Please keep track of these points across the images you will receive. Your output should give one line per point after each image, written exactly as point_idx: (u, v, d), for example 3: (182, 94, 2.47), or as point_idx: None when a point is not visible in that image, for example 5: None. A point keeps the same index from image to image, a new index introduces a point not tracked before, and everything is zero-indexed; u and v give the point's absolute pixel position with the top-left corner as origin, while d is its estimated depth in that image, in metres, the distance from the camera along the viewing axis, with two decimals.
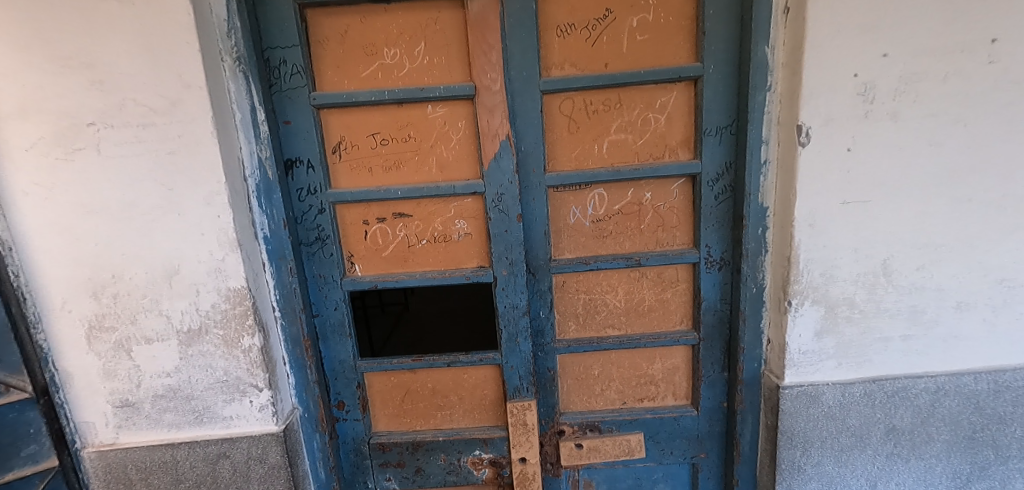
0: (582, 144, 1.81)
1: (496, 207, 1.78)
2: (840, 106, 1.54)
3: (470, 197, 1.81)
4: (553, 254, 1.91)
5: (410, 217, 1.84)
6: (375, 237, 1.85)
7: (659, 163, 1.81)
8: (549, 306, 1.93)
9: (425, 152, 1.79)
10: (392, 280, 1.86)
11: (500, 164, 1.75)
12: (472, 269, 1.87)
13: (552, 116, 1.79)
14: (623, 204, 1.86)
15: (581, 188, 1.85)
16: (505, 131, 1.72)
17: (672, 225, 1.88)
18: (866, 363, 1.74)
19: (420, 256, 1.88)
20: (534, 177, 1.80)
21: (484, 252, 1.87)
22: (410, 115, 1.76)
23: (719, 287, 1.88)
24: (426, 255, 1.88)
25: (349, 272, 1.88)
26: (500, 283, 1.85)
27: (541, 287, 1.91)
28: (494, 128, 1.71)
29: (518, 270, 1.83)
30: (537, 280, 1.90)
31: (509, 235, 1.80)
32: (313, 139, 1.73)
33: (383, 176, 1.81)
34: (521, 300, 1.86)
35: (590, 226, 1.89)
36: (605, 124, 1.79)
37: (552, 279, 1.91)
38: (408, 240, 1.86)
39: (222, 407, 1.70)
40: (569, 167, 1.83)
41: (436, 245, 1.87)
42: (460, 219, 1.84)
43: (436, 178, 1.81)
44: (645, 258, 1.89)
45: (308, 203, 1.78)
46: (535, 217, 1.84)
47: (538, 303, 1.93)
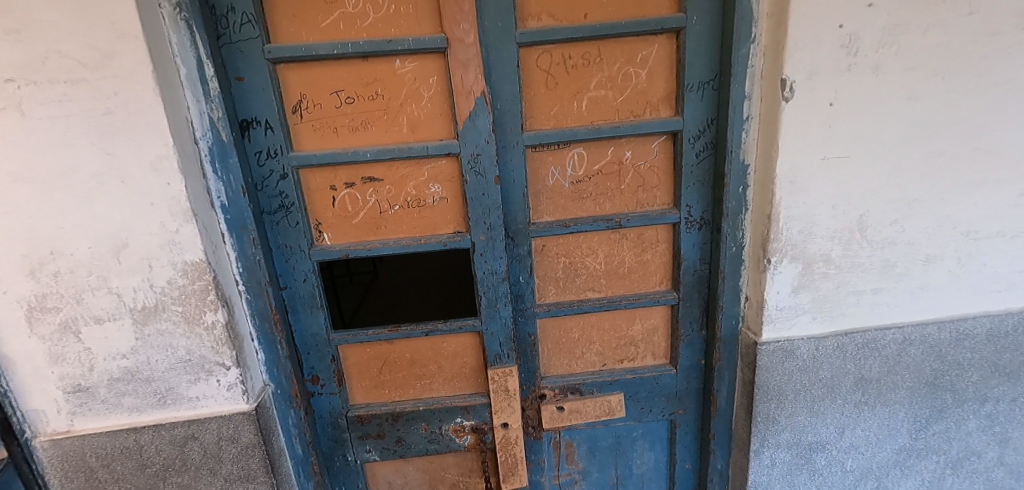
0: (561, 101, 1.73)
1: (472, 169, 1.69)
2: (824, 58, 1.51)
3: (444, 160, 1.71)
4: (532, 217, 1.85)
5: (381, 181, 1.73)
6: (343, 204, 1.74)
7: (640, 120, 1.75)
8: (529, 271, 1.89)
9: (394, 111, 1.67)
10: (364, 249, 1.77)
11: (475, 123, 1.65)
12: (448, 234, 1.79)
13: (529, 72, 1.69)
14: (603, 163, 1.81)
15: (560, 147, 1.78)
16: (481, 88, 1.61)
17: (653, 185, 1.84)
18: (839, 317, 1.78)
19: (393, 222, 1.78)
20: (511, 136, 1.72)
21: (460, 217, 1.79)
22: (377, 69, 1.62)
23: (698, 247, 1.87)
24: (399, 221, 1.78)
25: (317, 242, 1.77)
26: (478, 248, 1.78)
27: (521, 251, 1.86)
28: (468, 84, 1.61)
29: (497, 234, 1.77)
30: (516, 245, 1.84)
31: (487, 198, 1.72)
32: (270, 98, 1.58)
33: (350, 137, 1.68)
34: (500, 265, 1.81)
35: (570, 188, 1.83)
36: (584, 80, 1.71)
37: (532, 243, 1.86)
38: (380, 206, 1.76)
39: (187, 388, 1.60)
40: (548, 126, 1.76)
41: (410, 210, 1.77)
42: (435, 182, 1.74)
43: (408, 139, 1.70)
44: (627, 220, 1.85)
45: (268, 168, 1.65)
46: (513, 179, 1.77)
47: (517, 268, 1.88)
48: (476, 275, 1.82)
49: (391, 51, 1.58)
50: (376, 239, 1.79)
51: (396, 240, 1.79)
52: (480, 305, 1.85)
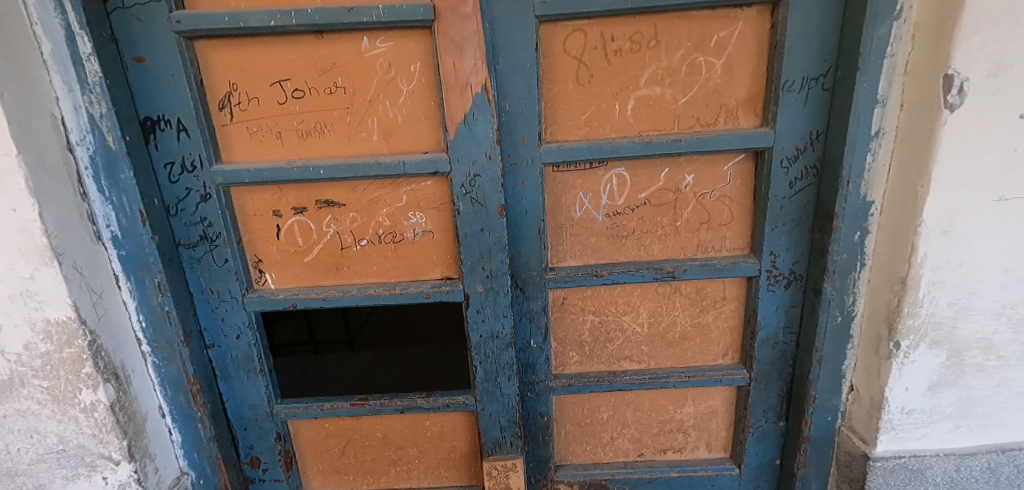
0: (597, 102, 1.22)
1: (466, 195, 1.19)
2: (1020, 44, 0.95)
3: (429, 181, 1.22)
4: (550, 261, 1.34)
5: (341, 208, 1.25)
6: (291, 236, 1.28)
7: (709, 132, 1.22)
8: (543, 333, 1.38)
9: (360, 110, 1.18)
10: (318, 298, 1.30)
11: (473, 130, 1.15)
12: (433, 281, 1.31)
13: (553, 59, 1.18)
14: (652, 191, 1.30)
15: (594, 166, 1.27)
16: (481, 80, 1.11)
17: (721, 222, 1.31)
18: (995, 427, 1.22)
19: (359, 263, 1.30)
20: (525, 149, 1.22)
21: (451, 259, 1.30)
22: (334, 51, 1.14)
23: (783, 312, 1.33)
24: (367, 261, 1.30)
25: (257, 285, 1.31)
26: (473, 304, 1.29)
27: (533, 307, 1.35)
28: (464, 75, 1.11)
29: (499, 286, 1.27)
30: (526, 299, 1.35)
31: (487, 236, 1.23)
32: (183, 87, 1.12)
33: (299, 145, 1.20)
34: (504, 327, 1.31)
35: (604, 222, 1.33)
36: (632, 72, 1.20)
37: (548, 297, 1.36)
38: (341, 240, 1.28)
39: (64, 485, 1.16)
40: (577, 136, 1.25)
41: (382, 247, 1.29)
42: (416, 210, 1.25)
43: (379, 150, 1.21)
44: (684, 271, 1.33)
45: (183, 185, 1.19)
46: (524, 210, 1.26)
47: (527, 329, 1.38)
48: (469, 339, 1.33)
49: (354, 24, 1.09)
50: (336, 284, 1.32)
51: (363, 286, 1.31)
52: (475, 378, 1.36)
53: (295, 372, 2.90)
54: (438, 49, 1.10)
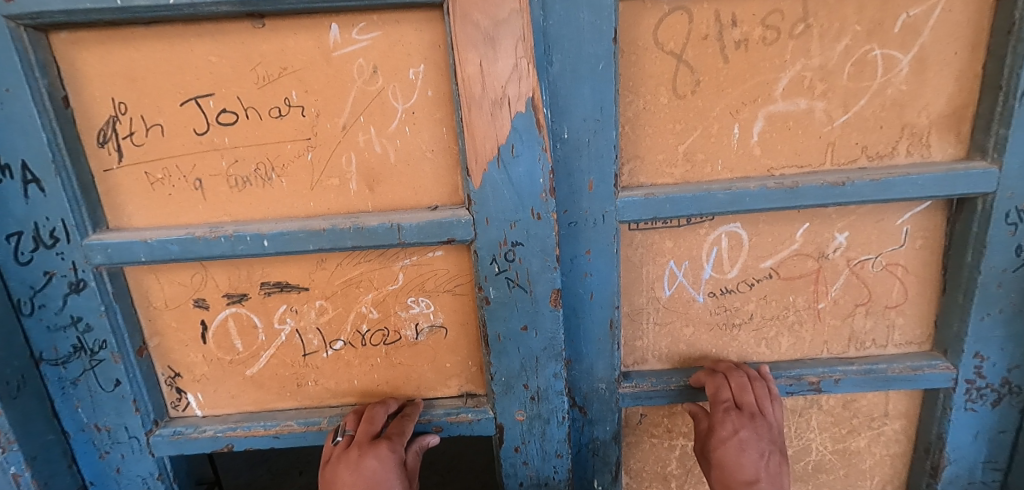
0: (704, 124, 0.78)
1: (502, 277, 0.73)
2: None
3: (440, 251, 0.76)
4: (624, 361, 0.90)
5: (302, 294, 0.79)
6: (223, 338, 0.82)
7: (888, 169, 0.77)
8: (613, 471, 0.92)
9: (329, 142, 0.72)
10: (267, 435, 0.85)
11: (512, 173, 0.68)
12: (445, 400, 0.86)
13: (638, 56, 0.74)
14: (783, 258, 0.84)
15: (694, 222, 0.81)
16: (527, 92, 0.65)
17: (888, 304, 0.86)
18: None
19: (332, 378, 0.85)
20: (592, 201, 0.76)
21: (475, 368, 0.84)
22: (282, 48, 0.68)
23: (984, 442, 0.87)
24: (343, 374, 0.85)
25: (174, 411, 0.87)
26: (512, 437, 0.84)
27: (598, 436, 0.89)
28: (501, 83, 0.65)
29: (550, 413, 0.82)
30: (588, 424, 0.89)
31: (532, 338, 0.77)
32: (25, 110, 0.65)
33: (230, 200, 0.75)
34: (556, 469, 0.86)
35: (705, 305, 0.87)
36: (764, 77, 0.75)
37: (620, 418, 0.89)
38: (303, 342, 0.83)
39: None
40: (672, 176, 0.80)
41: (368, 353, 0.84)
42: (419, 296, 0.79)
43: (360, 206, 0.75)
44: (833, 383, 0.86)
45: (40, 271, 0.72)
46: (588, 293, 0.81)
47: (588, 465, 0.91)
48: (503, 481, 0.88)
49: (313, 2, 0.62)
50: (297, 408, 0.88)
51: (337, 411, 0.86)
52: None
53: None
54: (454, 41, 0.64)
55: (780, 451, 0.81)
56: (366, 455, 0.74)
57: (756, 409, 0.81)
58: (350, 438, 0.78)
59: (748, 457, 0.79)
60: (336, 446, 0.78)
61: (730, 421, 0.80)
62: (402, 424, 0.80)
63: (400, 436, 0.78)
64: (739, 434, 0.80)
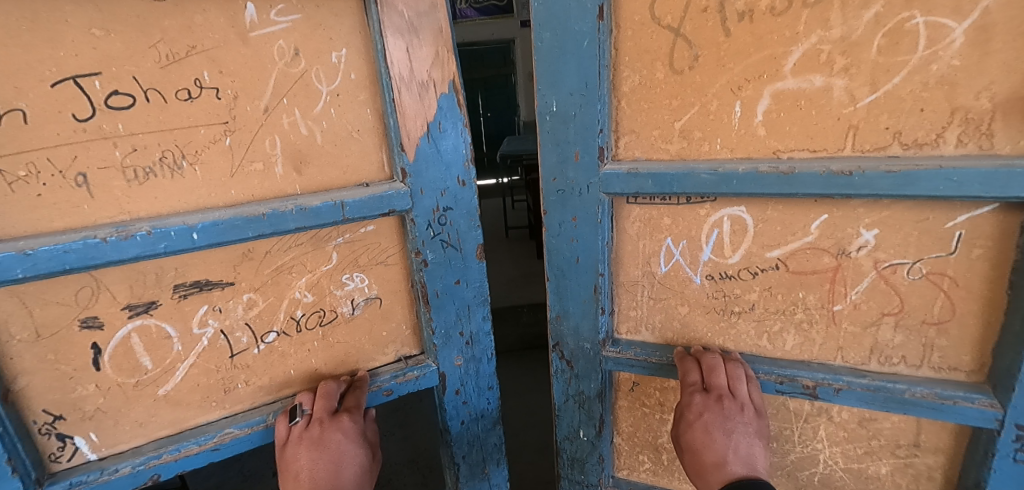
0: (702, 101, 0.75)
1: (438, 240, 0.86)
2: None
3: (373, 226, 0.84)
4: (617, 329, 0.94)
5: (226, 290, 0.78)
6: (124, 358, 0.75)
7: (925, 162, 0.65)
8: (597, 426, 1.00)
9: (250, 126, 0.71)
10: (202, 450, 0.82)
11: (441, 148, 0.81)
12: (382, 368, 0.94)
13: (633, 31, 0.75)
14: (795, 249, 0.77)
15: (691, 201, 0.80)
16: (449, 76, 0.78)
17: (927, 319, 0.74)
18: None
19: (265, 373, 0.86)
20: (579, 171, 0.82)
21: (408, 331, 0.95)
22: (189, 24, 0.65)
23: None
24: (277, 367, 0.86)
25: (56, 463, 0.76)
26: (452, 382, 0.97)
27: (585, 389, 0.98)
28: (424, 69, 0.76)
29: (482, 353, 0.98)
30: (575, 378, 0.97)
31: (464, 288, 0.91)
32: None
33: (127, 195, 0.68)
34: (488, 402, 1.03)
35: (703, 287, 0.85)
36: (772, 50, 0.69)
37: (605, 378, 0.96)
38: (229, 342, 0.81)
39: None
40: (668, 152, 0.80)
41: (303, 339, 0.87)
42: (354, 272, 0.85)
43: (288, 190, 0.76)
44: (835, 392, 0.80)
45: None
46: (575, 257, 0.88)
47: (573, 417, 1.01)
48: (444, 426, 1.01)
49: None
50: (225, 415, 0.85)
51: (267, 405, 0.87)
52: (451, 470, 1.06)
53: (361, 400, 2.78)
54: (381, 28, 0.73)
55: (761, 437, 0.79)
56: (327, 430, 0.81)
57: (723, 392, 0.81)
58: (309, 416, 0.83)
59: (716, 440, 0.79)
60: (296, 426, 0.83)
61: (693, 404, 0.81)
62: (359, 396, 0.86)
63: (357, 407, 0.85)
64: (705, 418, 0.80)
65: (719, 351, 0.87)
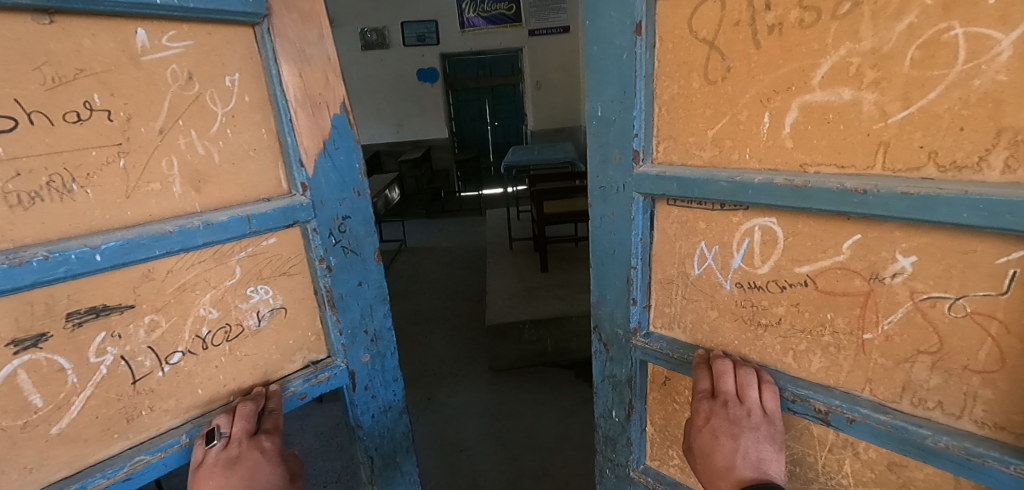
0: (732, 111, 0.75)
1: (338, 245, 0.95)
2: None
3: (275, 238, 0.88)
4: (651, 324, 0.98)
5: (125, 314, 0.75)
6: (8, 400, 0.67)
7: (958, 189, 0.58)
8: (627, 409, 1.06)
9: (145, 147, 0.73)
10: (114, 481, 0.77)
11: (338, 162, 0.92)
12: (292, 375, 0.96)
13: (670, 43, 0.78)
14: (826, 267, 0.72)
15: (724, 208, 0.80)
16: (339, 99, 0.91)
17: (970, 366, 0.65)
18: None
19: (171, 396, 0.82)
20: (616, 170, 0.89)
21: (313, 338, 0.98)
22: (77, 47, 0.66)
23: None
24: (183, 389, 0.83)
25: None
26: (360, 379, 1.05)
27: (618, 373, 1.05)
28: (318, 92, 0.88)
29: (386, 348, 1.08)
30: (610, 361, 1.05)
31: (365, 289, 1.01)
32: None
33: (13, 219, 0.64)
34: (394, 394, 1.12)
35: (732, 294, 0.84)
36: (800, 63, 0.67)
37: (637, 366, 1.02)
38: (132, 368, 0.77)
39: None
40: (703, 158, 0.80)
41: (209, 357, 0.85)
42: (258, 285, 0.88)
43: (186, 208, 0.78)
44: (847, 421, 0.76)
45: None
46: (612, 248, 0.95)
47: (607, 396, 1.10)
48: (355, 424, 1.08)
49: (91, 3, 0.64)
50: (132, 444, 0.80)
51: (196, 416, 0.86)
52: (365, 465, 1.13)
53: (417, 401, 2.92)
54: (274, 55, 0.83)
55: (771, 442, 0.78)
56: (248, 452, 0.81)
57: (729, 397, 0.81)
58: (227, 439, 0.82)
59: (722, 445, 0.80)
60: (212, 448, 0.81)
61: (699, 408, 0.82)
62: (275, 418, 0.88)
63: (276, 429, 0.87)
64: (712, 423, 0.81)
65: (733, 358, 0.87)
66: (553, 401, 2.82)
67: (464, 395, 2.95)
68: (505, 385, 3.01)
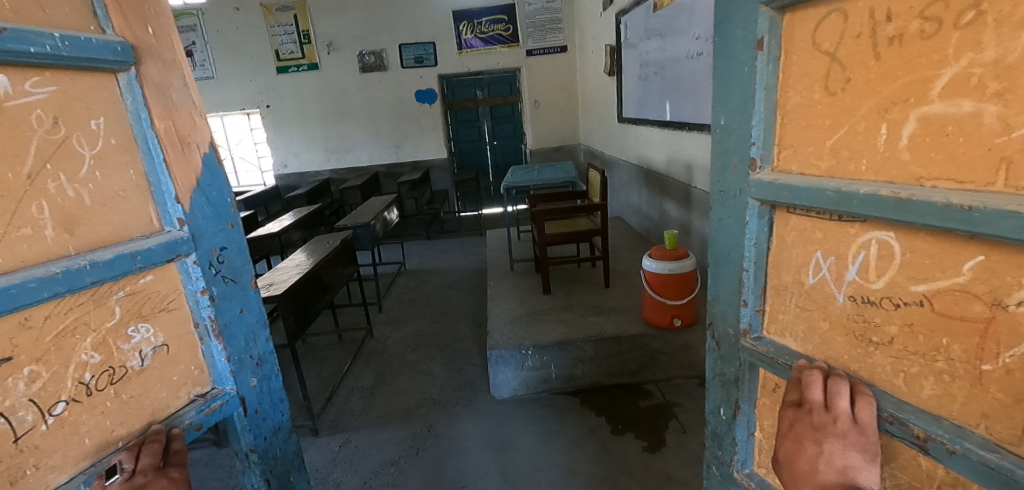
0: (851, 122, 0.71)
1: (218, 274, 1.01)
2: None
3: (152, 276, 0.89)
4: (762, 331, 0.96)
5: (3, 368, 0.69)
6: None
7: None
8: (732, 410, 1.05)
9: (12, 193, 0.70)
10: None
11: (211, 198, 0.99)
12: (183, 409, 0.95)
13: (795, 55, 0.78)
14: (945, 287, 0.64)
15: (842, 220, 0.75)
16: (206, 139, 0.99)
17: None
18: None
19: (56, 450, 0.76)
20: (734, 176, 0.91)
21: (198, 371, 0.99)
22: None
23: None
24: (70, 441, 0.78)
25: None
26: (250, 403, 1.10)
27: (727, 373, 1.05)
28: (187, 133, 0.96)
29: (269, 369, 1.15)
30: (721, 359, 1.06)
31: (245, 314, 1.08)
32: None
33: None
34: (280, 413, 1.19)
35: (845, 307, 0.78)
36: (920, 74, 0.62)
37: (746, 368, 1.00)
38: (12, 424, 0.71)
39: None
40: (822, 166, 0.76)
41: (94, 403, 0.81)
42: (139, 323, 0.87)
43: (60, 252, 0.76)
44: (947, 452, 0.66)
45: None
46: (728, 250, 0.97)
47: (717, 393, 1.10)
48: (245, 450, 1.11)
49: None
50: None
51: (87, 467, 0.80)
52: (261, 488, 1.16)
53: (416, 430, 2.79)
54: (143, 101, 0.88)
55: (861, 451, 0.75)
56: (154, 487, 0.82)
57: (814, 406, 0.79)
58: (130, 475, 0.81)
59: (808, 450, 0.80)
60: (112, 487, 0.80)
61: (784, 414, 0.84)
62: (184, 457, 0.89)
63: (183, 464, 0.88)
64: (796, 428, 0.82)
65: (838, 372, 0.81)
66: (557, 431, 2.67)
67: (465, 423, 2.82)
68: (508, 413, 2.87)
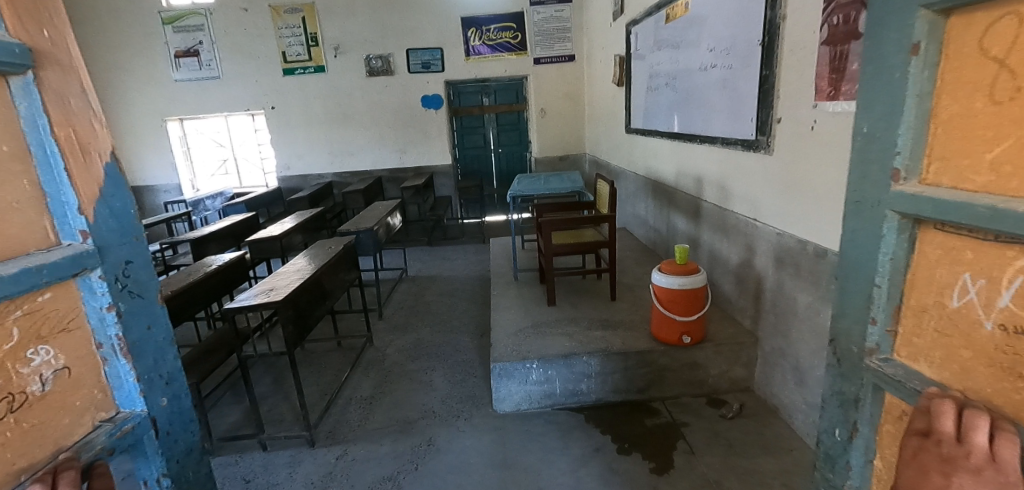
0: (1020, 135, 0.67)
1: (124, 290, 0.94)
2: None
3: (50, 293, 0.82)
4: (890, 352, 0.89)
5: None
6: None
7: None
8: (851, 432, 0.98)
9: None
10: None
11: (115, 209, 0.93)
12: (90, 436, 0.88)
13: (957, 63, 0.73)
14: None
15: (1000, 240, 0.70)
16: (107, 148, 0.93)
17: None
18: None
19: None
20: (873, 186, 0.86)
21: (101, 395, 0.92)
22: None
23: None
24: None
25: None
26: (162, 425, 1.03)
27: (847, 393, 0.98)
28: (88, 141, 0.89)
29: (180, 389, 1.08)
30: (840, 377, 1.00)
31: (154, 332, 1.02)
32: None
33: None
34: (193, 435, 1.12)
35: (994, 334, 0.72)
36: None
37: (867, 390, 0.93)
38: None
39: None
40: (982, 179, 0.72)
41: None
42: (39, 345, 0.80)
43: None
44: None
45: None
46: (858, 264, 0.92)
47: (833, 413, 1.03)
48: (156, 478, 1.02)
49: None
50: None
51: None
52: None
53: (415, 443, 2.67)
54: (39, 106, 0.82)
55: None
56: None
57: (944, 437, 0.74)
58: None
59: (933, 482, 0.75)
60: None
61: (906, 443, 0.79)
62: (107, 480, 0.85)
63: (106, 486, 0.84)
64: (919, 459, 0.77)
65: (975, 405, 0.74)
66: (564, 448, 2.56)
67: (467, 437, 2.71)
68: (511, 428, 2.76)
